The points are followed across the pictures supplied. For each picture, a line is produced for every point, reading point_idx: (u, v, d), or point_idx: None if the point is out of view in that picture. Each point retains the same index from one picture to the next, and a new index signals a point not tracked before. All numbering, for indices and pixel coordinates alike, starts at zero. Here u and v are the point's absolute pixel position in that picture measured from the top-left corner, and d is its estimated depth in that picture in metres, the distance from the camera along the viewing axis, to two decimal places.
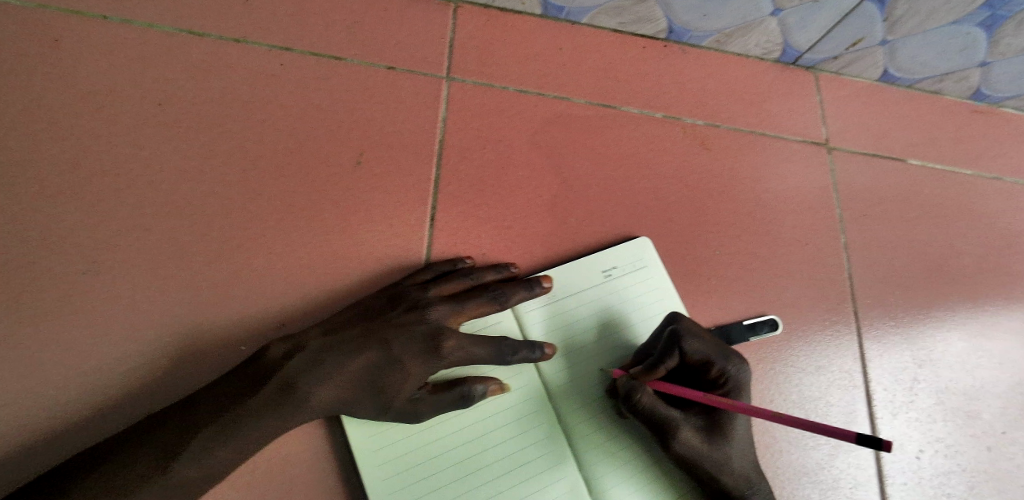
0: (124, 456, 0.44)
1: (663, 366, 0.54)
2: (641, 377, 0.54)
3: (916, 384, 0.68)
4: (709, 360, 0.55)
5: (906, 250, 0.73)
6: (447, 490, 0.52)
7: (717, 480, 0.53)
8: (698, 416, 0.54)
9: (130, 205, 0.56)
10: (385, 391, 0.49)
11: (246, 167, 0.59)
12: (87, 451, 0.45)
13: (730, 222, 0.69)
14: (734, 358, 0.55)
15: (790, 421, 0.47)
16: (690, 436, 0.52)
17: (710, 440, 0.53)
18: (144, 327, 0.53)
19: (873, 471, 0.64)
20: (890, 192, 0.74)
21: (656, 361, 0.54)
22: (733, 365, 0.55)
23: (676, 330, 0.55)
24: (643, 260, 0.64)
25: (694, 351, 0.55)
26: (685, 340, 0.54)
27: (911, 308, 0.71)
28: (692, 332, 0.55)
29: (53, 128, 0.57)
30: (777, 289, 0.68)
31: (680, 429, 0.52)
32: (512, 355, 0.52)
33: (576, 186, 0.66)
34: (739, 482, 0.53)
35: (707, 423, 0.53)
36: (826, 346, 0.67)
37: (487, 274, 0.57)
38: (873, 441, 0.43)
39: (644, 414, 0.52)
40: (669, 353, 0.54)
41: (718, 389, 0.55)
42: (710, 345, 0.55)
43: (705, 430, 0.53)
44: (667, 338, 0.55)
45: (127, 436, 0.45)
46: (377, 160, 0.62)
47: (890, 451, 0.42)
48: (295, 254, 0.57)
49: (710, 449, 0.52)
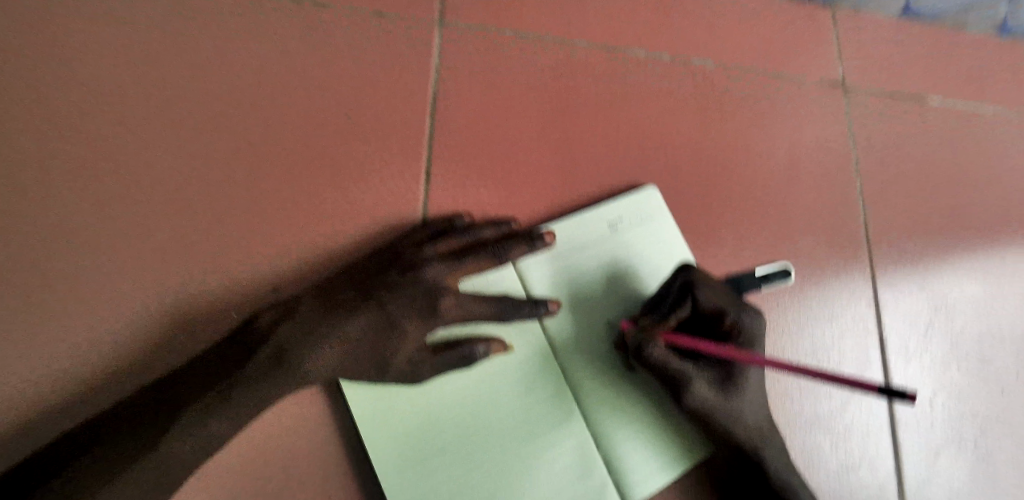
0: (123, 428, 0.45)
1: (675, 316, 0.51)
2: (652, 329, 0.50)
3: (931, 330, 0.66)
4: (722, 310, 0.52)
5: (924, 192, 0.69)
6: (446, 453, 0.51)
7: (728, 432, 0.52)
8: (711, 368, 0.52)
9: (114, 174, 0.55)
10: (383, 354, 0.49)
11: (231, 130, 0.57)
12: (88, 426, 0.46)
13: (738, 167, 0.65)
14: (748, 310, 0.53)
15: (817, 373, 0.43)
16: (703, 389, 0.51)
17: (721, 391, 0.51)
18: (136, 297, 0.53)
19: (884, 418, 0.62)
20: (908, 131, 0.70)
21: (668, 313, 0.52)
22: (746, 315, 0.53)
23: (690, 279, 0.53)
24: (650, 211, 0.61)
25: (707, 301, 0.52)
26: (699, 290, 0.52)
27: (928, 251, 0.68)
28: (705, 283, 0.53)
29: (24, 90, 0.55)
30: (789, 236, 0.65)
31: (694, 382, 0.50)
32: (514, 313, 0.51)
33: (576, 135, 0.63)
34: (751, 433, 0.52)
35: (719, 375, 0.51)
36: (839, 294, 0.65)
37: (485, 230, 0.54)
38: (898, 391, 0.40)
39: (655, 368, 0.50)
40: (681, 303, 0.52)
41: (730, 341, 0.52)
42: (723, 295, 0.53)
43: (718, 382, 0.51)
44: (680, 288, 0.53)
45: (129, 408, 0.47)
46: (366, 118, 0.60)
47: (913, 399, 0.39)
48: (286, 219, 0.56)
49: (722, 400, 0.51)
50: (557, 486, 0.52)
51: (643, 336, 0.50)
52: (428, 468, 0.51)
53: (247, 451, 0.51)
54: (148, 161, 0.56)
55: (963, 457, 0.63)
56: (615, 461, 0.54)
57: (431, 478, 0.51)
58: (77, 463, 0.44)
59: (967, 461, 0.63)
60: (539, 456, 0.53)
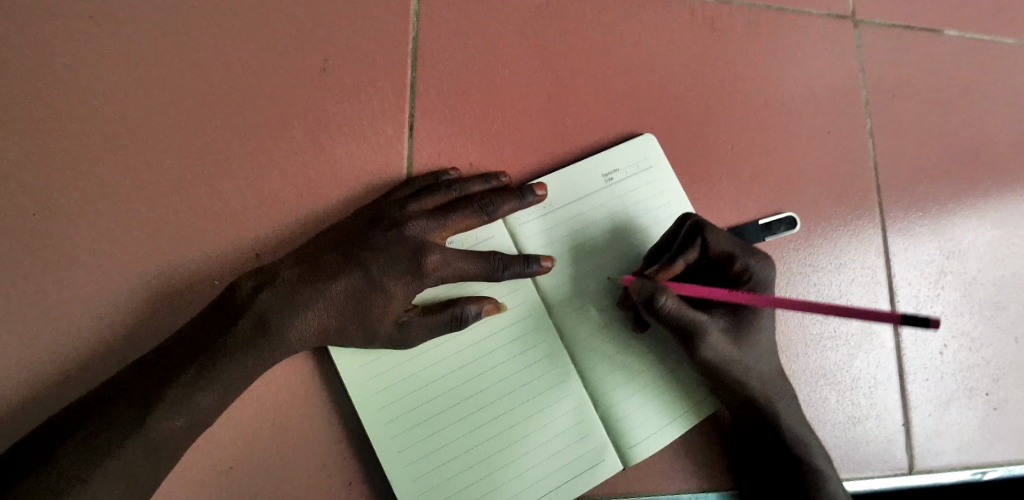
0: (101, 412, 0.43)
1: (682, 260, 0.50)
2: (657, 276, 0.50)
3: (942, 277, 0.63)
4: (731, 255, 0.52)
5: (938, 133, 0.65)
6: (441, 417, 0.50)
7: (738, 383, 0.51)
8: (723, 315, 0.50)
9: (82, 141, 0.52)
10: (370, 317, 0.47)
11: (201, 89, 0.54)
12: (68, 410, 0.44)
13: (740, 112, 0.62)
14: (758, 253, 0.52)
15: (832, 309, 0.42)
16: (716, 338, 0.49)
17: (734, 339, 0.50)
18: (113, 270, 0.51)
19: (893, 370, 0.61)
20: (922, 67, 0.66)
21: (675, 257, 0.50)
22: (757, 261, 0.52)
23: (698, 223, 0.51)
24: (647, 160, 0.58)
25: (715, 245, 0.51)
26: (707, 233, 0.51)
27: (942, 195, 0.64)
28: (712, 226, 0.52)
29: None
30: (794, 185, 0.62)
31: (708, 331, 0.48)
32: (505, 269, 0.49)
33: (568, 82, 0.59)
34: (763, 380, 0.52)
35: (732, 321, 0.50)
36: (847, 243, 0.62)
37: (473, 184, 0.52)
38: (921, 320, 0.40)
39: (668, 319, 0.47)
40: (689, 246, 0.51)
41: (741, 286, 0.52)
42: (731, 239, 0.52)
43: (730, 329, 0.50)
44: (687, 232, 0.51)
45: (106, 392, 0.44)
46: (344, 71, 0.56)
47: (937, 328, 0.39)
48: (265, 181, 0.54)
49: (734, 348, 0.50)
50: (558, 447, 0.52)
51: (655, 284, 0.46)
52: (422, 433, 0.50)
53: (240, 420, 0.50)
54: (117, 126, 0.53)
55: (974, 406, 0.61)
56: (616, 421, 0.53)
57: (425, 443, 0.50)
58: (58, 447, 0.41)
59: (977, 410, 0.61)
60: (538, 418, 0.51)
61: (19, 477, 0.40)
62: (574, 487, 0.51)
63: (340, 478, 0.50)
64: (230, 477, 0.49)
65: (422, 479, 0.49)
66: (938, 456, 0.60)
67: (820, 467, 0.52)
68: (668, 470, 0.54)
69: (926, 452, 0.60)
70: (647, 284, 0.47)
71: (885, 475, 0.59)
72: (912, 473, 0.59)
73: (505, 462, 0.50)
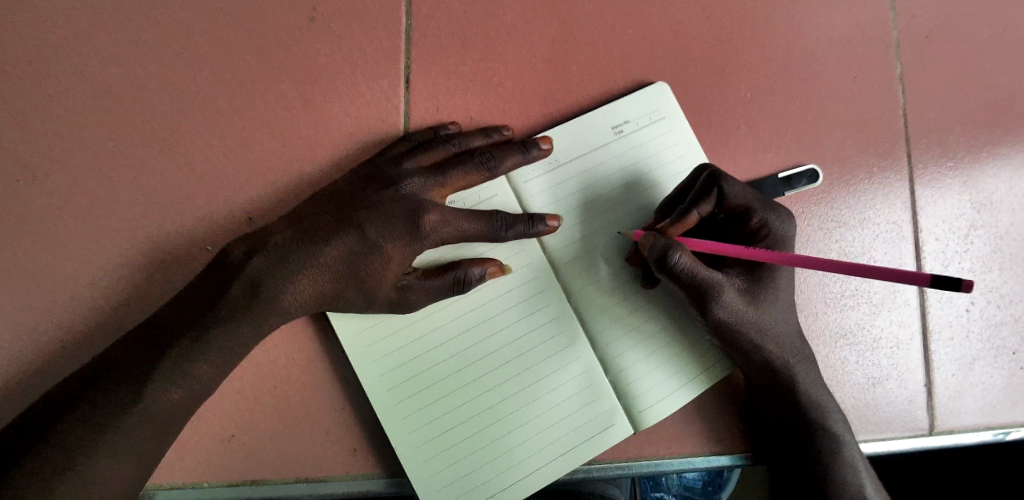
0: (96, 385, 0.41)
1: (696, 212, 0.47)
2: (668, 230, 0.48)
3: (973, 231, 0.59)
4: (750, 207, 0.49)
5: (974, 75, 0.61)
6: (445, 383, 0.49)
7: (753, 346, 0.49)
8: (737, 276, 0.48)
9: (59, 102, 0.49)
10: (367, 280, 0.45)
11: (184, 41, 0.51)
12: (63, 383, 0.43)
13: (760, 56, 0.58)
14: (779, 208, 0.49)
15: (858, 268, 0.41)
16: (733, 298, 0.47)
17: (750, 300, 0.48)
18: (104, 236, 0.49)
19: (916, 329, 0.58)
20: (959, 2, 0.61)
21: (689, 208, 0.47)
22: (777, 216, 0.49)
23: (716, 172, 0.48)
24: (660, 110, 0.54)
25: (734, 196, 0.48)
26: (726, 182, 0.48)
27: (975, 144, 0.60)
28: (731, 175, 0.48)
29: None
30: (817, 135, 0.58)
31: (723, 291, 0.46)
32: (507, 230, 0.46)
33: (573, 26, 0.55)
34: (779, 342, 0.50)
35: (747, 282, 0.48)
36: (873, 196, 0.58)
37: (473, 138, 0.49)
38: (951, 282, 0.39)
39: (682, 278, 0.45)
40: (705, 197, 0.48)
41: (759, 242, 0.49)
42: (751, 190, 0.49)
43: (746, 290, 0.48)
44: (704, 181, 0.48)
45: (99, 364, 0.43)
46: (333, 18, 0.52)
47: (967, 291, 0.39)
48: (253, 140, 0.51)
49: (750, 309, 0.48)
50: (565, 412, 0.50)
51: (667, 242, 0.44)
52: (426, 399, 0.48)
53: (240, 388, 0.48)
54: (93, 86, 0.50)
55: (1000, 366, 0.59)
56: (627, 385, 0.51)
57: (429, 410, 0.48)
58: (52, 423, 0.40)
59: (1003, 370, 0.59)
60: (546, 383, 0.50)
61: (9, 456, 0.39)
62: (582, 453, 0.50)
63: (346, 444, 0.49)
64: (233, 444, 0.48)
65: (427, 445, 0.48)
66: (960, 416, 0.57)
67: (836, 430, 0.51)
68: (681, 433, 0.53)
69: (948, 412, 0.57)
70: (660, 241, 0.45)
71: (905, 436, 0.57)
72: (932, 434, 0.57)
73: (511, 429, 0.49)
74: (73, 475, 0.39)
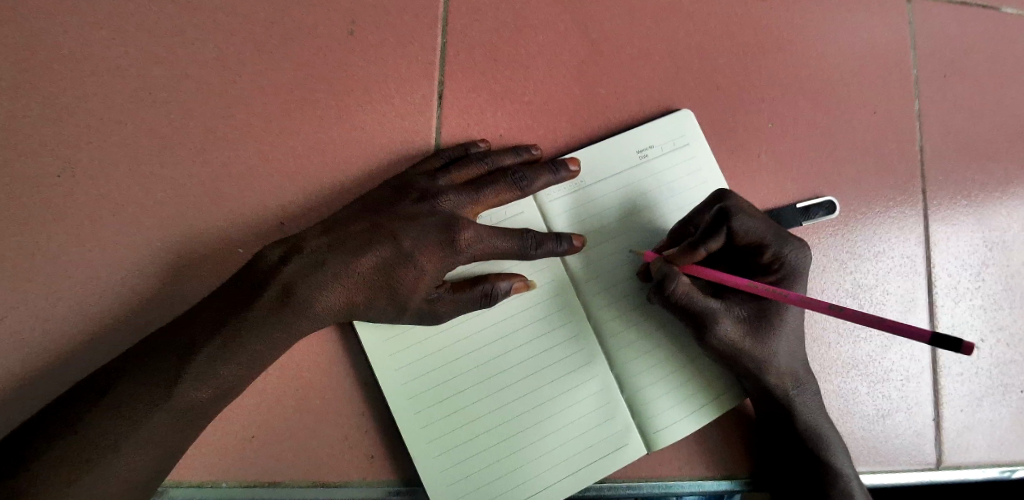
0: (125, 383, 0.42)
1: (705, 248, 0.48)
2: (677, 260, 0.48)
3: (985, 269, 0.60)
4: (763, 243, 0.49)
5: (990, 114, 0.62)
6: (465, 395, 0.50)
7: (758, 377, 0.50)
8: (741, 306, 0.49)
9: (102, 101, 0.51)
10: (399, 290, 0.46)
11: (225, 47, 0.52)
12: (92, 377, 0.43)
13: (781, 87, 0.59)
14: (792, 241, 0.50)
15: (859, 316, 0.40)
16: (730, 328, 0.48)
17: (754, 333, 0.48)
18: (138, 233, 0.50)
19: (926, 363, 0.59)
20: (976, 43, 0.62)
21: (698, 243, 0.48)
22: (790, 250, 0.49)
23: (727, 209, 0.48)
24: (684, 136, 0.55)
25: (745, 232, 0.49)
26: (736, 219, 0.48)
27: (990, 182, 0.61)
28: (743, 211, 0.49)
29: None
30: (835, 167, 0.59)
31: (718, 318, 0.48)
32: (536, 248, 0.47)
33: (603, 50, 0.56)
34: (786, 374, 0.50)
35: (750, 314, 0.49)
36: (887, 230, 0.59)
37: (504, 157, 0.51)
38: (952, 342, 0.37)
39: (677, 305, 0.47)
40: (714, 234, 0.48)
41: (769, 276, 0.50)
42: (764, 225, 0.49)
43: (749, 320, 0.49)
44: (715, 216, 0.48)
45: (130, 362, 0.43)
46: (370, 30, 0.54)
47: (967, 354, 0.37)
48: (288, 146, 0.52)
49: (752, 343, 0.48)
50: (582, 428, 0.51)
51: (667, 270, 0.46)
52: (446, 409, 0.49)
53: (262, 389, 0.49)
54: (136, 86, 0.51)
55: (1008, 403, 0.59)
56: (643, 405, 0.52)
57: (447, 420, 0.49)
58: (80, 418, 0.41)
59: (1012, 407, 0.59)
60: (564, 399, 0.51)
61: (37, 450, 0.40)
62: (595, 470, 0.51)
63: (363, 450, 0.50)
64: (253, 446, 0.49)
65: (444, 455, 0.49)
66: (968, 452, 0.58)
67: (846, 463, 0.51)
68: (692, 454, 0.53)
69: (955, 447, 0.58)
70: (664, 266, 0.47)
71: (912, 469, 0.57)
72: (939, 468, 0.58)
73: (529, 441, 0.50)
74: (95, 469, 0.40)
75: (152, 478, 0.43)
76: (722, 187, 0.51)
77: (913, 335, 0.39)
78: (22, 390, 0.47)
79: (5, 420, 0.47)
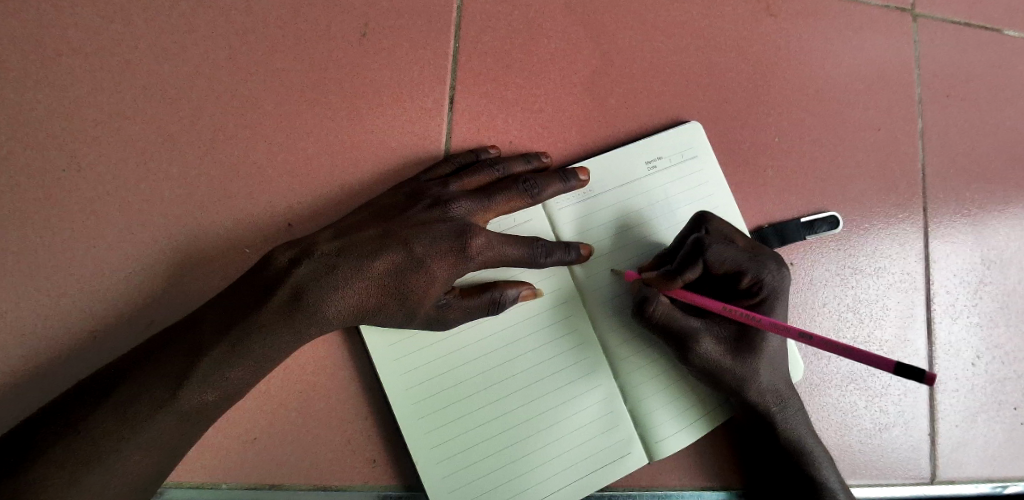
0: (128, 384, 0.42)
1: (683, 278, 0.48)
2: (654, 285, 0.48)
3: (982, 286, 0.61)
4: (741, 270, 0.48)
5: (991, 134, 0.63)
6: (468, 402, 0.50)
7: (742, 395, 0.50)
8: (723, 326, 0.49)
9: (111, 97, 0.50)
10: (409, 296, 0.46)
11: (238, 45, 0.52)
12: (95, 376, 0.43)
13: (788, 101, 0.60)
14: (769, 264, 0.49)
15: (825, 345, 0.39)
16: (711, 347, 0.48)
17: (735, 354, 0.49)
18: (144, 231, 0.50)
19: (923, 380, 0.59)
20: (979, 63, 0.63)
21: (675, 272, 0.48)
22: (768, 272, 0.49)
23: (701, 240, 0.48)
24: (692, 148, 0.56)
25: (720, 261, 0.48)
26: (711, 249, 0.48)
27: (989, 201, 0.62)
28: (718, 240, 0.48)
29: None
30: (839, 182, 0.60)
31: (700, 338, 0.48)
32: (546, 257, 0.48)
33: (613, 61, 0.57)
34: (777, 389, 0.50)
35: (733, 334, 0.49)
36: (888, 246, 0.60)
37: (515, 164, 0.51)
38: (916, 372, 0.35)
39: (657, 325, 0.48)
40: (691, 265, 0.47)
41: (751, 298, 0.50)
42: (739, 253, 0.48)
43: (732, 342, 0.49)
44: (690, 247, 0.48)
45: (133, 361, 0.43)
46: (383, 33, 0.54)
47: (930, 385, 0.35)
48: (297, 147, 0.52)
49: (734, 363, 0.49)
50: (584, 437, 0.51)
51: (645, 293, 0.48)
52: (449, 416, 0.49)
53: (264, 391, 0.49)
54: (146, 83, 0.51)
55: (1002, 419, 0.60)
56: (642, 415, 0.52)
57: (450, 426, 0.49)
58: (80, 418, 0.40)
59: (1005, 424, 0.60)
60: (567, 408, 0.51)
61: (37, 450, 0.39)
62: (597, 479, 0.51)
63: (364, 455, 0.50)
64: (254, 448, 0.49)
65: (446, 462, 0.49)
66: (961, 467, 0.59)
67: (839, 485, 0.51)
68: (691, 465, 0.54)
69: (949, 462, 0.59)
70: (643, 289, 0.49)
71: (907, 483, 0.58)
72: (933, 482, 0.58)
73: (531, 450, 0.50)
74: (98, 467, 0.40)
75: (152, 479, 0.42)
76: (703, 212, 0.51)
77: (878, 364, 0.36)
78: (21, 387, 0.47)
79: (5, 418, 0.46)
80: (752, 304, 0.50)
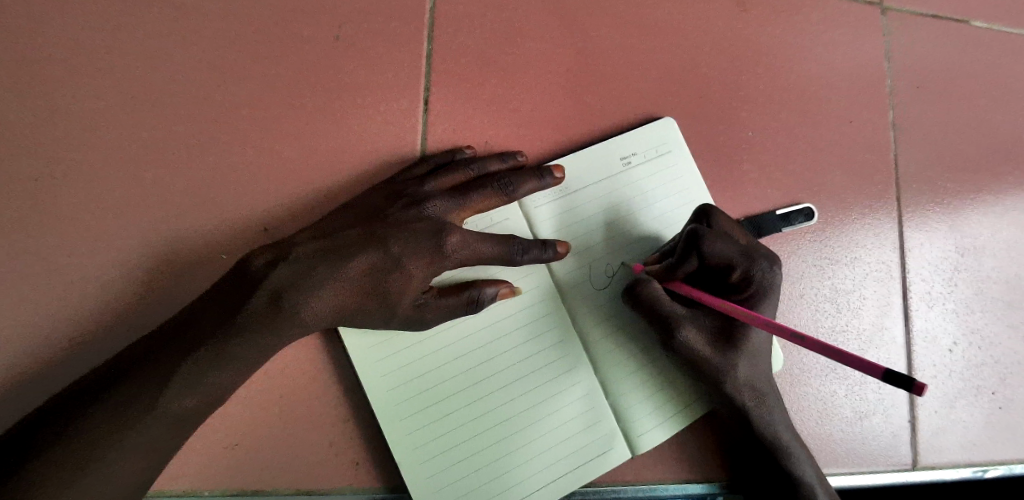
0: (107, 393, 0.41)
1: (681, 270, 0.49)
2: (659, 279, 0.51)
3: (957, 274, 0.62)
4: (732, 264, 0.49)
5: (962, 124, 0.64)
6: (451, 402, 0.50)
7: (720, 391, 0.50)
8: (707, 318, 0.50)
9: (86, 105, 0.50)
10: (388, 295, 0.46)
11: (212, 50, 0.52)
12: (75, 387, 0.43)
13: (762, 96, 0.60)
14: (762, 262, 0.49)
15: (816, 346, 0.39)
16: (692, 334, 0.49)
17: (716, 347, 0.49)
18: (121, 239, 0.49)
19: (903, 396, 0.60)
20: (949, 55, 0.64)
21: (674, 264, 0.49)
22: (758, 268, 0.49)
23: (698, 231, 0.47)
24: (667, 144, 0.56)
25: (716, 254, 0.48)
26: (707, 243, 0.47)
27: (961, 189, 0.63)
28: (716, 234, 0.48)
29: None
30: (814, 174, 0.61)
31: (682, 326, 0.49)
32: (523, 255, 0.48)
33: (587, 59, 0.57)
34: (756, 383, 0.51)
35: (716, 328, 0.50)
36: (864, 236, 0.61)
37: (491, 163, 0.51)
38: (906, 381, 0.35)
39: (644, 307, 0.50)
40: (688, 257, 0.48)
41: (739, 293, 0.50)
42: (734, 246, 0.49)
43: (715, 336, 0.50)
44: (686, 239, 0.48)
45: (113, 368, 0.43)
46: (358, 36, 0.54)
47: (921, 395, 0.34)
48: (274, 151, 0.52)
49: (715, 355, 0.49)
50: (565, 434, 0.51)
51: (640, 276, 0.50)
52: (432, 416, 0.49)
53: (246, 396, 0.49)
54: (122, 90, 0.51)
55: (981, 404, 0.61)
56: (625, 409, 0.52)
57: (436, 424, 0.49)
58: (60, 428, 0.40)
59: (984, 408, 0.61)
60: (549, 405, 0.51)
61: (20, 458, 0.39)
62: (580, 476, 0.51)
63: (346, 458, 0.49)
64: (236, 454, 0.48)
65: (430, 462, 0.49)
66: (942, 452, 0.59)
67: (812, 484, 0.50)
68: (674, 458, 0.54)
69: (930, 447, 0.59)
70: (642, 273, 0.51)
71: (888, 470, 0.59)
72: (914, 468, 0.59)
73: (514, 448, 0.50)
74: (95, 470, 0.40)
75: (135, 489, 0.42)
76: (706, 205, 0.51)
77: (867, 370, 0.37)
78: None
79: None
80: (740, 300, 0.50)
